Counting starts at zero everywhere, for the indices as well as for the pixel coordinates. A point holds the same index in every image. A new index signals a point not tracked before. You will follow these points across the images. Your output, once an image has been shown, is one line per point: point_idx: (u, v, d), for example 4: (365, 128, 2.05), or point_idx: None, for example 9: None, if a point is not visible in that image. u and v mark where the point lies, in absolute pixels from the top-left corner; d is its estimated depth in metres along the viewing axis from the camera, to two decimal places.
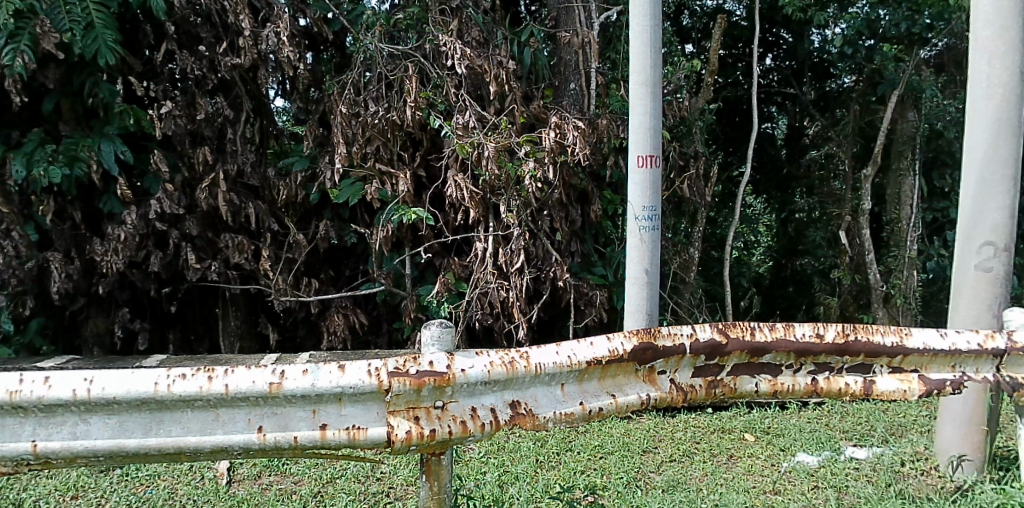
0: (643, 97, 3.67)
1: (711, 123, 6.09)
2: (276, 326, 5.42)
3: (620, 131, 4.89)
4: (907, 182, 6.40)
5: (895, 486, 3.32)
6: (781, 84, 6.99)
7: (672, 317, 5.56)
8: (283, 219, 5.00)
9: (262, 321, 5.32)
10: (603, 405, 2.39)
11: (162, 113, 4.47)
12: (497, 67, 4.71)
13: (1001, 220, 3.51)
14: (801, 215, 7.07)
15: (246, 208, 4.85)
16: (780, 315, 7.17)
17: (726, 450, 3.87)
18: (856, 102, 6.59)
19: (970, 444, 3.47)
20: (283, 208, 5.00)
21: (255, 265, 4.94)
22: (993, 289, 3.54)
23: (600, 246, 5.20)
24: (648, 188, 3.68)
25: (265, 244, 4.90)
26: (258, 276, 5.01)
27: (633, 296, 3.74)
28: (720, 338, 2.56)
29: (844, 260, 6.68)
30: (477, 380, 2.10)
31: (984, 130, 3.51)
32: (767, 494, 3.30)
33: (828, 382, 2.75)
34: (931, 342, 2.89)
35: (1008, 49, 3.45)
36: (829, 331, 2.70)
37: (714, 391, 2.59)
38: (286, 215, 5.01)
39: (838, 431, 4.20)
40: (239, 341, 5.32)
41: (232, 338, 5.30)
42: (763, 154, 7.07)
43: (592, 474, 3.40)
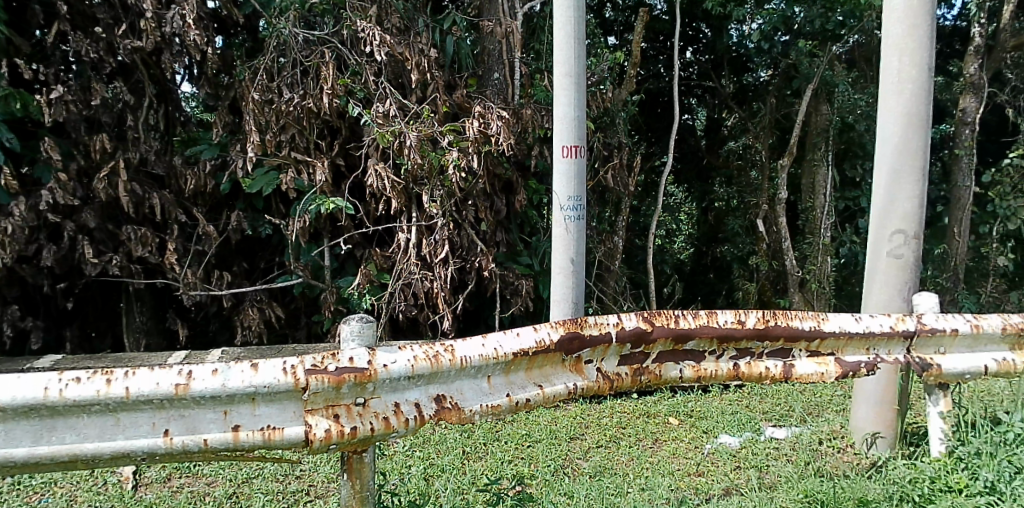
0: (567, 87, 3.67)
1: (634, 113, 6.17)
2: (185, 321, 5.22)
3: (544, 122, 4.92)
4: (821, 172, 6.64)
5: (813, 464, 3.45)
6: (701, 77, 7.13)
7: (597, 305, 5.64)
8: (192, 210, 4.82)
9: (169, 317, 5.12)
10: (530, 396, 2.47)
11: (51, 98, 4.24)
12: (418, 55, 4.64)
13: (909, 209, 3.66)
14: (720, 204, 7.28)
15: (149, 199, 4.62)
16: (701, 300, 7.39)
17: (651, 434, 3.92)
18: (773, 96, 6.77)
19: (884, 422, 3.64)
20: (191, 199, 4.81)
21: (160, 258, 4.75)
22: (903, 274, 3.69)
23: (526, 236, 5.20)
24: (572, 178, 3.69)
25: (171, 237, 4.71)
26: (164, 269, 4.82)
27: (558, 285, 3.76)
28: (645, 327, 2.65)
29: (761, 247, 6.87)
30: (400, 375, 2.15)
31: (895, 123, 3.67)
32: (690, 477, 3.37)
33: (748, 367, 2.86)
34: (847, 326, 2.99)
35: (917, 45, 3.62)
36: (750, 317, 2.80)
37: (639, 378, 2.68)
38: (195, 205, 4.83)
39: (758, 412, 4.31)
40: (145, 338, 5.11)
41: (138, 334, 5.08)
42: (683, 145, 7.35)
43: (519, 463, 3.39)
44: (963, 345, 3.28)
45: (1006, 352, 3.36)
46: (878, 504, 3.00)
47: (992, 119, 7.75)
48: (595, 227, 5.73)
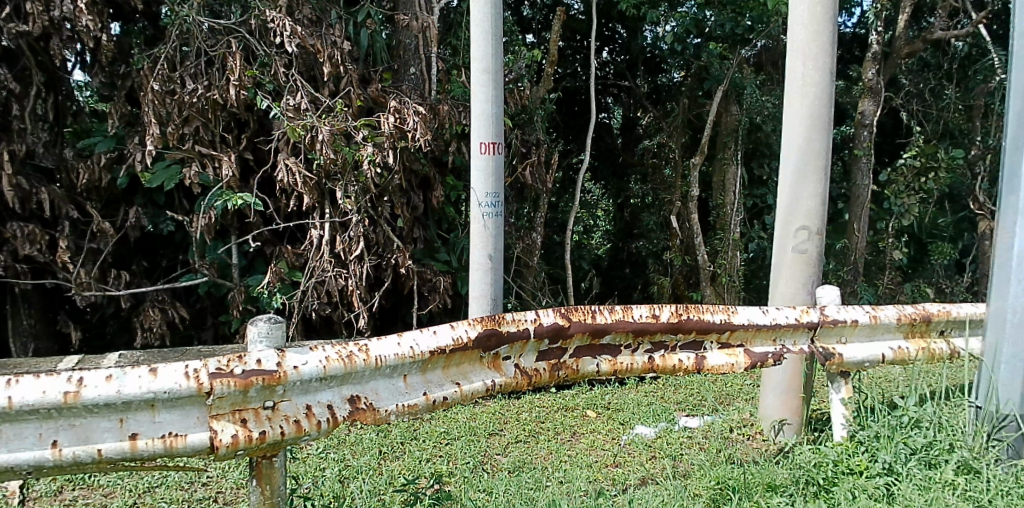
0: (485, 84, 3.66)
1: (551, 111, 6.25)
2: (80, 322, 4.97)
3: (462, 118, 4.92)
4: (731, 171, 6.91)
5: (724, 451, 3.58)
6: (617, 77, 7.24)
7: (516, 301, 5.68)
8: (85, 206, 4.56)
9: (61, 319, 4.83)
10: (447, 394, 2.46)
11: None
12: (331, 48, 4.56)
13: (813, 206, 3.84)
14: (636, 201, 7.42)
15: (38, 194, 4.36)
16: (618, 295, 7.56)
17: (569, 427, 3.97)
18: (685, 96, 6.96)
19: (789, 410, 3.82)
20: (84, 193, 4.56)
21: (51, 257, 4.49)
22: (807, 269, 3.87)
23: (444, 232, 5.19)
24: (490, 175, 3.69)
25: (62, 234, 4.46)
26: (55, 269, 4.54)
27: (477, 281, 3.75)
28: (562, 322, 2.68)
29: (675, 242, 7.08)
30: (311, 377, 2.10)
31: (799, 125, 3.84)
32: (608, 468, 3.44)
33: (663, 360, 2.92)
34: (755, 319, 3.12)
35: (819, 51, 3.80)
36: (663, 311, 2.88)
37: (557, 373, 2.71)
38: (89, 201, 4.57)
39: (672, 402, 4.43)
40: (34, 341, 4.79)
41: (26, 338, 4.76)
42: (600, 143, 7.45)
43: (438, 461, 3.36)
44: (862, 334, 3.47)
45: (901, 340, 3.59)
46: (786, 489, 3.16)
47: (887, 121, 8.23)
48: (514, 223, 5.78)
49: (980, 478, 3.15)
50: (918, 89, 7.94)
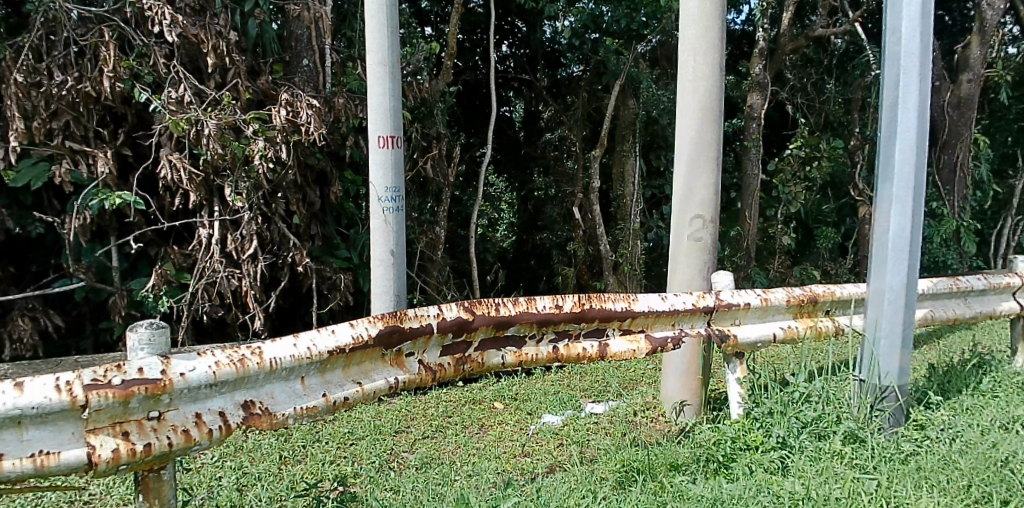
0: (382, 77, 3.59)
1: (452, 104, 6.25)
2: None
3: (359, 111, 4.84)
4: (630, 162, 7.09)
5: (629, 435, 3.69)
6: (518, 70, 7.30)
7: (421, 296, 5.65)
8: None
9: None
10: (348, 394, 2.41)
11: None
12: (216, 38, 4.36)
13: (706, 195, 3.99)
14: (539, 193, 7.49)
15: None
16: (523, 286, 7.65)
17: (477, 420, 3.97)
18: (584, 90, 7.08)
19: (689, 391, 3.96)
20: None
21: None
22: (702, 256, 4.03)
23: (343, 228, 5.09)
24: (389, 169, 3.63)
25: None
26: None
27: (379, 278, 3.69)
28: (466, 316, 2.67)
29: (578, 234, 7.21)
30: (200, 383, 2.01)
31: (692, 118, 3.99)
32: (516, 458, 3.47)
33: (568, 349, 2.97)
34: (655, 305, 3.22)
35: (709, 45, 3.95)
36: (567, 301, 2.92)
37: (462, 367, 2.71)
38: None
39: (578, 390, 4.52)
40: None
41: None
42: (502, 136, 7.47)
43: (342, 463, 3.29)
44: (755, 316, 3.64)
45: (790, 320, 3.80)
46: (687, 467, 3.30)
47: (774, 114, 8.73)
48: (416, 218, 5.73)
49: (865, 445, 3.46)
50: (801, 83, 8.41)
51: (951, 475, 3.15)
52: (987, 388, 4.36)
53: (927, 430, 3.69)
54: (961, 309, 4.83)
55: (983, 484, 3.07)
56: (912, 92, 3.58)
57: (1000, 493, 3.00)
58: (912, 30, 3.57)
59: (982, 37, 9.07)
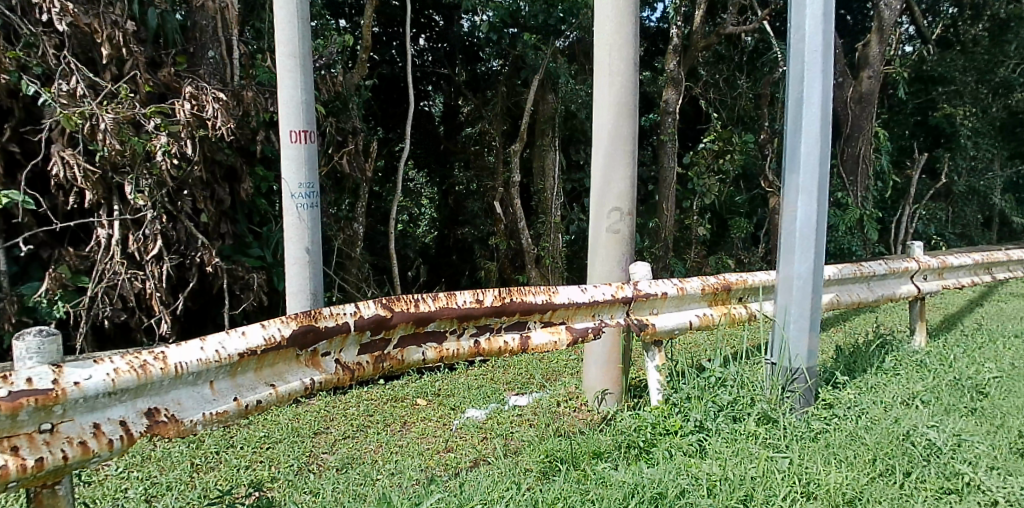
0: (293, 70, 3.49)
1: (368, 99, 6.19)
2: None
3: (269, 105, 4.75)
4: (550, 156, 7.16)
5: (552, 425, 3.73)
6: (435, 65, 7.25)
7: (340, 294, 5.66)
8: None
9: None
10: (261, 397, 2.34)
11: None
12: (111, 27, 4.19)
13: (623, 188, 4.07)
14: (460, 188, 7.47)
15: None
16: (445, 281, 7.68)
17: (400, 417, 3.94)
18: (504, 85, 7.08)
19: (610, 380, 4.04)
20: None
21: None
22: (620, 248, 4.10)
23: (256, 226, 4.98)
24: (302, 164, 3.55)
25: None
26: None
27: (294, 276, 3.59)
28: (384, 313, 2.64)
29: (500, 228, 7.26)
30: (98, 392, 1.91)
31: (608, 112, 4.06)
32: (440, 454, 3.45)
33: (489, 343, 2.98)
34: (575, 297, 3.26)
35: (623, 42, 4.02)
36: (487, 296, 2.92)
37: (381, 365, 2.68)
38: None
39: (502, 383, 4.54)
40: None
41: None
42: (421, 130, 7.46)
43: (258, 467, 3.20)
44: (672, 305, 3.74)
45: (705, 308, 3.92)
46: (609, 455, 3.37)
47: (689, 109, 8.94)
48: (332, 215, 5.65)
49: (778, 425, 3.63)
50: (714, 79, 8.69)
51: (857, 451, 3.37)
52: (888, 366, 4.63)
53: (835, 408, 3.90)
54: (864, 293, 5.10)
55: (886, 457, 3.31)
56: (816, 88, 3.75)
57: (901, 465, 3.25)
58: (814, 28, 3.73)
59: (880, 35, 9.68)
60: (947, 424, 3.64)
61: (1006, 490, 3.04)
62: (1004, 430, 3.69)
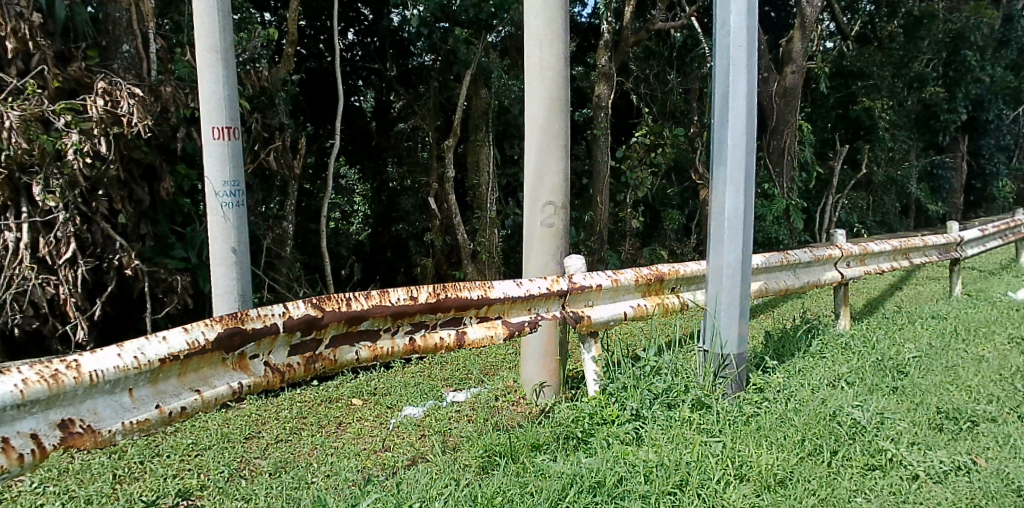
0: (214, 64, 3.38)
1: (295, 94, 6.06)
2: None
3: (189, 100, 4.62)
4: (484, 151, 7.17)
5: (490, 420, 3.74)
6: (366, 60, 7.10)
7: (269, 294, 5.61)
8: None
9: None
10: (185, 403, 2.29)
11: None
12: (15, 20, 3.97)
13: (556, 182, 4.10)
14: (393, 184, 7.42)
15: None
16: (379, 279, 7.63)
17: (336, 418, 3.87)
18: (436, 80, 7.04)
19: (547, 373, 4.09)
20: None
21: None
22: (555, 241, 4.13)
23: (179, 227, 4.82)
24: (226, 162, 3.45)
25: None
26: None
27: (220, 277, 3.49)
28: (315, 313, 2.58)
29: (435, 224, 7.27)
30: (5, 405, 1.84)
31: (541, 107, 4.08)
32: (377, 453, 3.42)
33: (424, 339, 2.96)
34: (511, 291, 3.27)
35: (554, 36, 4.05)
36: (421, 292, 2.89)
37: (313, 366, 2.63)
38: None
39: (440, 379, 4.52)
40: None
41: None
42: (352, 126, 7.30)
43: (186, 476, 3.10)
44: (607, 297, 3.80)
45: (639, 298, 4.00)
46: (548, 446, 3.40)
47: (620, 104, 9.15)
48: (261, 214, 5.67)
49: (711, 410, 3.74)
50: (644, 74, 8.85)
51: (787, 432, 3.51)
52: (814, 350, 4.83)
53: (765, 392, 4.04)
54: (790, 280, 5.28)
55: (814, 437, 3.46)
56: (741, 82, 3.86)
57: (828, 444, 3.41)
58: (740, 24, 3.83)
59: (802, 32, 10.04)
60: (871, 403, 3.85)
61: (926, 464, 3.25)
62: (922, 406, 3.90)
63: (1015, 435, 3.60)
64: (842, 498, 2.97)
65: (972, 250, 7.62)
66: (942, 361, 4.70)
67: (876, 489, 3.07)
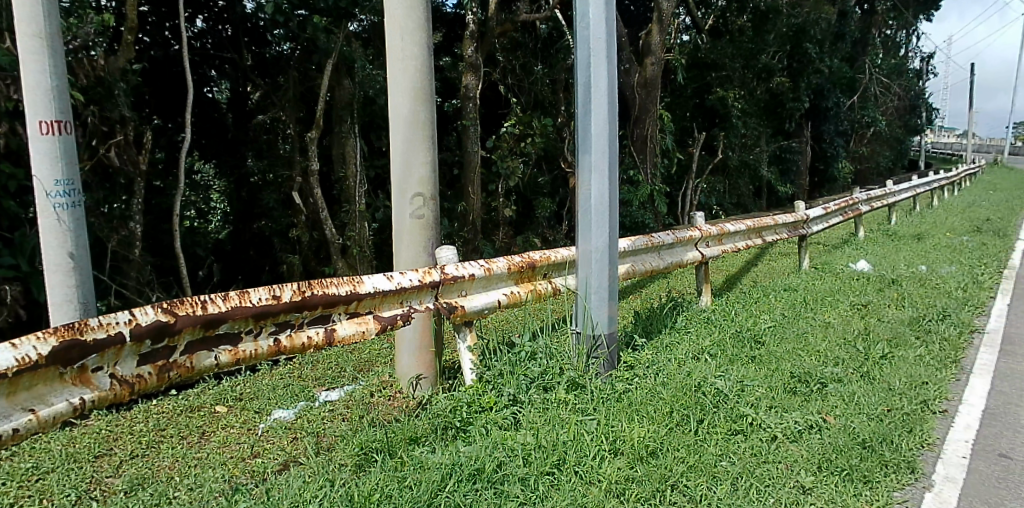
0: (38, 51, 3.08)
1: (138, 85, 5.67)
2: None
3: (11, 93, 4.24)
4: (350, 143, 7.04)
5: (366, 417, 3.69)
6: (217, 48, 6.69)
7: (117, 300, 5.46)
8: None
9: None
10: (17, 425, 2.11)
11: None
12: None
13: (424, 173, 4.07)
14: (255, 179, 7.14)
15: None
16: (241, 279, 7.41)
17: (199, 427, 3.67)
18: (295, 70, 6.82)
19: (423, 365, 4.03)
20: None
21: None
22: (426, 232, 4.10)
23: (5, 232, 4.35)
24: (57, 159, 3.17)
25: None
26: None
27: (57, 286, 3.20)
28: (166, 319, 2.42)
29: (301, 219, 7.15)
30: None
31: (405, 97, 4.03)
32: (245, 461, 3.28)
33: (291, 339, 2.86)
34: (381, 285, 3.22)
35: (416, 26, 4.01)
36: (285, 291, 2.79)
37: (167, 374, 2.48)
38: None
39: (311, 379, 4.39)
40: None
41: None
42: (204, 119, 6.85)
43: (26, 504, 2.85)
44: (480, 286, 3.82)
45: (511, 286, 4.06)
46: (426, 439, 3.40)
47: (489, 94, 9.24)
48: (104, 215, 5.45)
49: (585, 390, 3.88)
50: (511, 65, 8.97)
51: (657, 405, 3.70)
52: (680, 325, 5.13)
53: (635, 369, 4.24)
54: (655, 261, 5.56)
55: (682, 408, 3.67)
56: (602, 72, 4.00)
57: (695, 414, 3.63)
58: (598, 16, 3.97)
59: (660, 25, 10.52)
60: (732, 373, 4.14)
61: (782, 425, 3.56)
62: (777, 372, 4.24)
63: (857, 392, 4.00)
64: (709, 463, 3.18)
65: (817, 226, 8.32)
66: (794, 329, 5.12)
67: (738, 452, 3.31)
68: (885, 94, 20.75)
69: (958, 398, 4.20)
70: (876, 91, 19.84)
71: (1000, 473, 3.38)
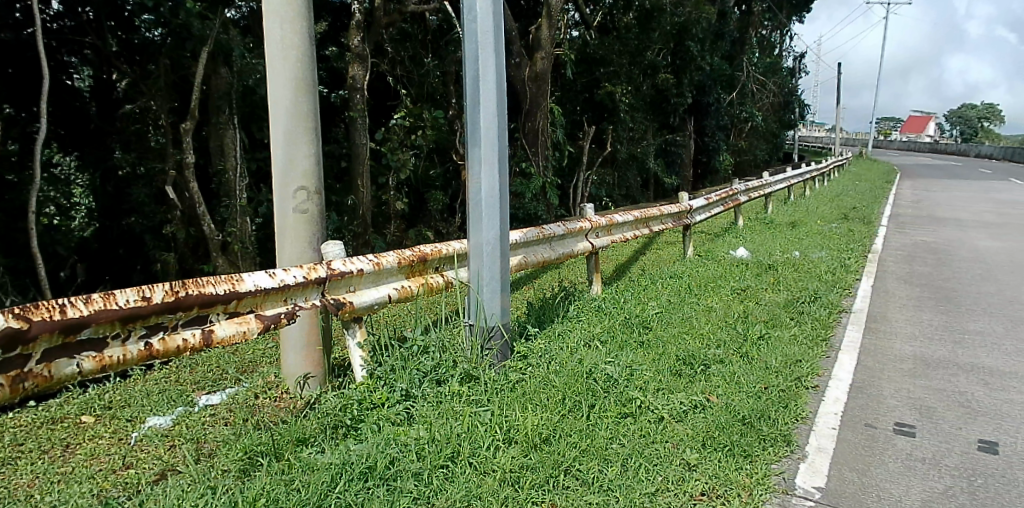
0: None
1: None
2: None
3: None
4: (228, 135, 6.75)
5: (250, 420, 3.56)
6: (76, 32, 6.18)
7: None
8: None
9: None
10: None
11: None
12: None
13: (307, 166, 3.96)
14: (123, 173, 6.74)
15: None
16: (109, 279, 6.98)
17: (64, 440, 3.42)
18: (166, 58, 6.38)
19: (310, 364, 3.93)
20: None
21: None
22: (310, 227, 3.99)
23: None
24: None
25: None
26: None
27: None
28: (19, 325, 2.25)
29: (174, 215, 6.79)
30: None
31: (286, 88, 3.90)
32: (116, 473, 3.08)
33: (163, 342, 2.71)
34: (263, 283, 3.10)
35: (296, 15, 3.88)
36: (156, 292, 2.64)
37: (21, 385, 2.30)
38: None
39: (190, 383, 4.18)
40: None
41: None
42: (63, 107, 6.40)
43: None
44: (369, 281, 3.75)
45: (402, 280, 4.01)
46: (315, 439, 3.32)
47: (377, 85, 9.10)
48: None
49: (479, 381, 3.91)
50: (400, 56, 8.86)
51: (549, 393, 3.79)
52: (572, 314, 5.26)
53: (528, 358, 4.31)
54: (547, 252, 5.66)
55: (574, 395, 3.79)
56: (489, 65, 4.02)
57: (586, 400, 3.75)
58: (485, 9, 3.98)
59: (549, 20, 10.68)
60: (621, 359, 4.30)
61: (669, 406, 3.73)
62: (665, 356, 4.45)
63: (737, 372, 4.26)
64: (600, 446, 3.29)
65: (700, 216, 8.74)
66: (679, 315, 5.38)
67: (628, 434, 3.44)
68: (762, 91, 22.01)
69: (828, 374, 4.56)
70: (753, 89, 21.01)
71: (864, 442, 3.69)
